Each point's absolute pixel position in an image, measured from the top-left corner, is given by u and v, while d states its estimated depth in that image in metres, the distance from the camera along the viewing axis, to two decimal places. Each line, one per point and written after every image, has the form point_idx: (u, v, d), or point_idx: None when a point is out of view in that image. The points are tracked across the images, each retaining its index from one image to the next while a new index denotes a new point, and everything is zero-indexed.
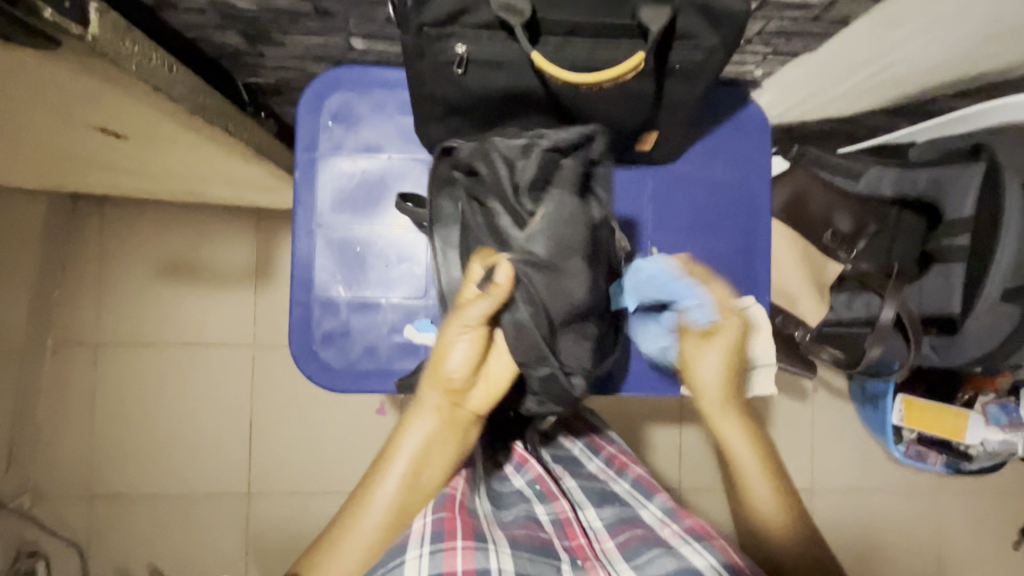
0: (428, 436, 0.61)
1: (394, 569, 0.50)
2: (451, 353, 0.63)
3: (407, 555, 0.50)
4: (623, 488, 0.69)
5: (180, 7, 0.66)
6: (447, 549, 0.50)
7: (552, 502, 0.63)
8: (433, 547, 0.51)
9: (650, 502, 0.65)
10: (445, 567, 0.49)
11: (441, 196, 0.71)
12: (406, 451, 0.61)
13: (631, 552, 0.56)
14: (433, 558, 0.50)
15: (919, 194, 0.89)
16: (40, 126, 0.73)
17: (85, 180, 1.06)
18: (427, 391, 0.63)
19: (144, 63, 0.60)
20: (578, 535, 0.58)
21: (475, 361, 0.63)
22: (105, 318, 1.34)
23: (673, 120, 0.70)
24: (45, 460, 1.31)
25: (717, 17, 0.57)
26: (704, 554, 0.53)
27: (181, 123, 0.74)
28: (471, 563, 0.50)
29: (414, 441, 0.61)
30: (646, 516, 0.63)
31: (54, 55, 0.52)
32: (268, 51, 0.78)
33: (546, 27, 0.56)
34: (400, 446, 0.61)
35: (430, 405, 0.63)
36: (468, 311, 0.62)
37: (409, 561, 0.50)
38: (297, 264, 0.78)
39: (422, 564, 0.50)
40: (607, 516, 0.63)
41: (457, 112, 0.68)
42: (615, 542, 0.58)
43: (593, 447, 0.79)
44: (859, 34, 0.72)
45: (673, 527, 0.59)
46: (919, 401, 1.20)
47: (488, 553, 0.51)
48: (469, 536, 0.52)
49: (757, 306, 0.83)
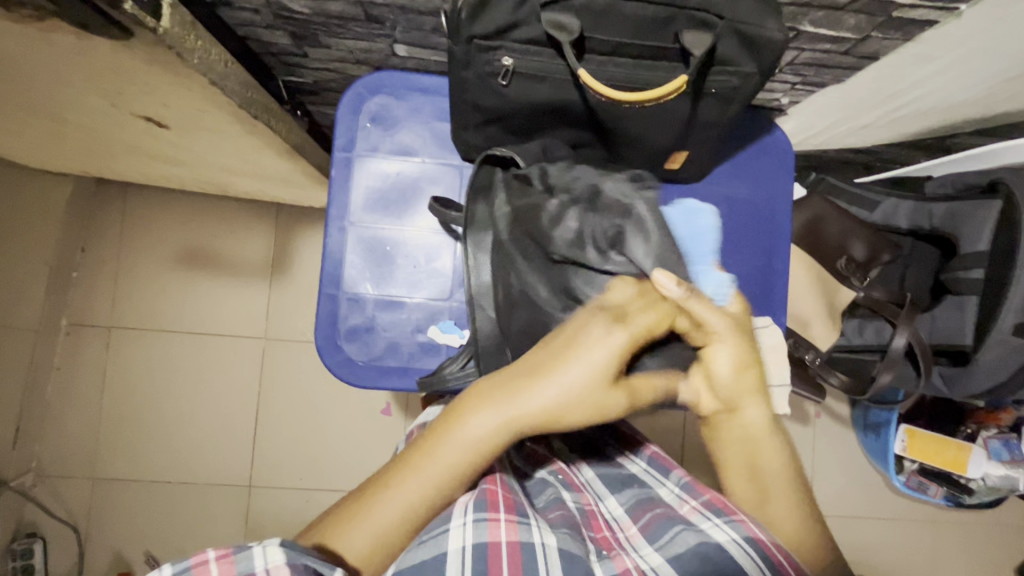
0: (502, 442, 0.54)
1: (439, 535, 0.52)
2: (576, 373, 0.54)
3: (452, 522, 0.53)
4: (641, 469, 0.71)
5: (236, 5, 0.69)
6: (490, 519, 0.53)
7: (578, 493, 0.66)
8: (477, 516, 0.53)
9: (667, 480, 0.66)
10: (491, 536, 0.52)
11: (477, 202, 0.71)
12: (470, 442, 0.54)
13: (654, 534, 0.57)
14: (478, 526, 0.52)
15: (935, 227, 0.93)
16: (87, 110, 0.75)
17: (116, 165, 1.09)
18: (507, 386, 0.56)
19: (205, 57, 0.62)
20: (603, 528, 0.60)
21: (601, 405, 0.55)
22: (120, 302, 1.36)
23: (703, 141, 0.72)
24: (51, 438, 1.32)
25: (755, 44, 0.59)
26: (725, 528, 0.53)
27: (226, 115, 0.76)
28: (516, 533, 0.52)
29: (482, 438, 0.54)
30: (663, 495, 0.64)
31: (125, 44, 0.54)
32: (312, 52, 0.80)
33: (591, 46, 0.59)
34: (464, 435, 0.54)
35: (524, 417, 0.54)
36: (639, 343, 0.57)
37: (454, 529, 0.52)
38: (328, 259, 0.80)
39: (467, 532, 0.52)
40: (627, 500, 0.64)
41: (495, 120, 0.70)
42: (638, 527, 0.59)
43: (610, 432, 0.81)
44: (887, 68, 0.74)
45: (692, 503, 0.60)
46: (921, 431, 1.21)
47: (530, 527, 0.54)
48: (512, 510, 0.55)
49: (774, 327, 0.85)
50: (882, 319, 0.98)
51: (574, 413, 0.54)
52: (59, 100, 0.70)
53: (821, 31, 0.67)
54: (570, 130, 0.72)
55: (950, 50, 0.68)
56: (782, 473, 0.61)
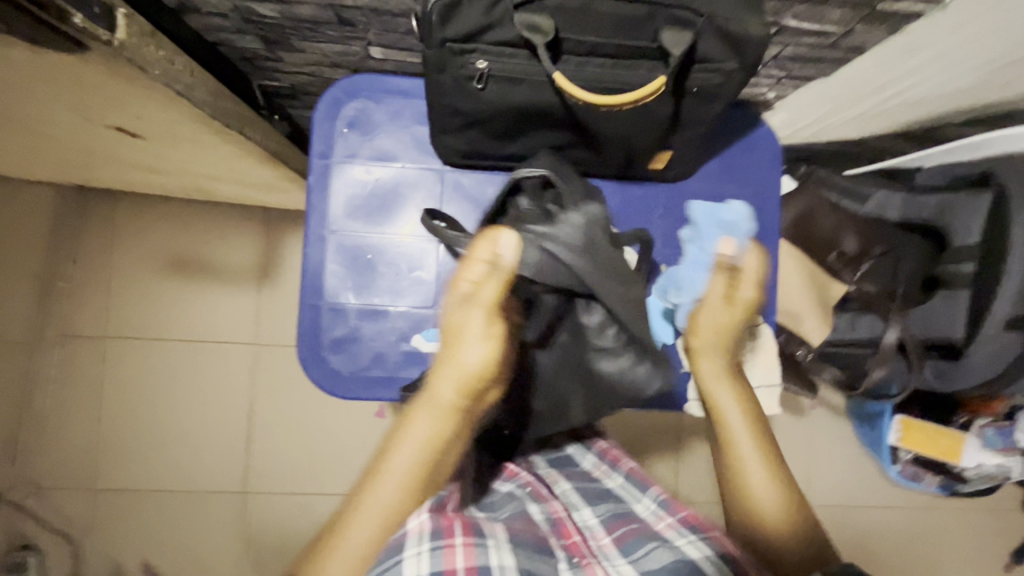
0: (440, 431, 0.59)
1: (392, 566, 0.50)
2: (474, 349, 0.61)
3: (405, 553, 0.50)
4: (618, 481, 0.71)
5: (202, 11, 0.66)
6: (446, 545, 0.51)
7: (546, 502, 0.65)
8: (433, 544, 0.51)
9: (644, 496, 0.67)
10: (446, 564, 0.50)
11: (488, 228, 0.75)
12: (412, 446, 0.57)
13: (628, 547, 0.57)
14: (433, 555, 0.50)
15: (926, 219, 0.91)
16: (56, 122, 0.73)
17: (93, 173, 1.06)
18: (440, 382, 0.60)
19: (168, 67, 0.60)
20: (573, 534, 0.60)
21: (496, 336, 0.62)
22: (106, 311, 1.34)
23: (687, 140, 0.71)
24: (42, 451, 1.31)
25: (737, 41, 0.57)
26: (699, 545, 0.55)
27: (198, 124, 0.74)
28: (472, 559, 0.51)
29: (422, 434, 0.58)
30: (640, 510, 0.65)
31: (81, 58, 0.52)
32: (285, 55, 0.78)
33: (568, 46, 0.57)
34: (404, 439, 0.58)
35: (443, 402, 0.59)
36: (482, 294, 0.63)
37: (408, 559, 0.50)
38: (308, 269, 0.78)
39: (422, 562, 0.50)
40: (602, 512, 0.64)
41: (474, 124, 0.68)
42: (611, 539, 0.59)
43: (586, 443, 0.81)
44: (875, 61, 0.73)
45: (667, 520, 0.61)
46: (916, 421, 1.20)
47: (486, 549, 0.52)
48: (468, 533, 0.53)
49: (765, 327, 0.83)
50: (874, 312, 0.96)
51: (476, 363, 0.61)
52: (24, 112, 0.68)
53: (806, 24, 0.65)
54: (552, 133, 0.70)
55: (938, 41, 0.67)
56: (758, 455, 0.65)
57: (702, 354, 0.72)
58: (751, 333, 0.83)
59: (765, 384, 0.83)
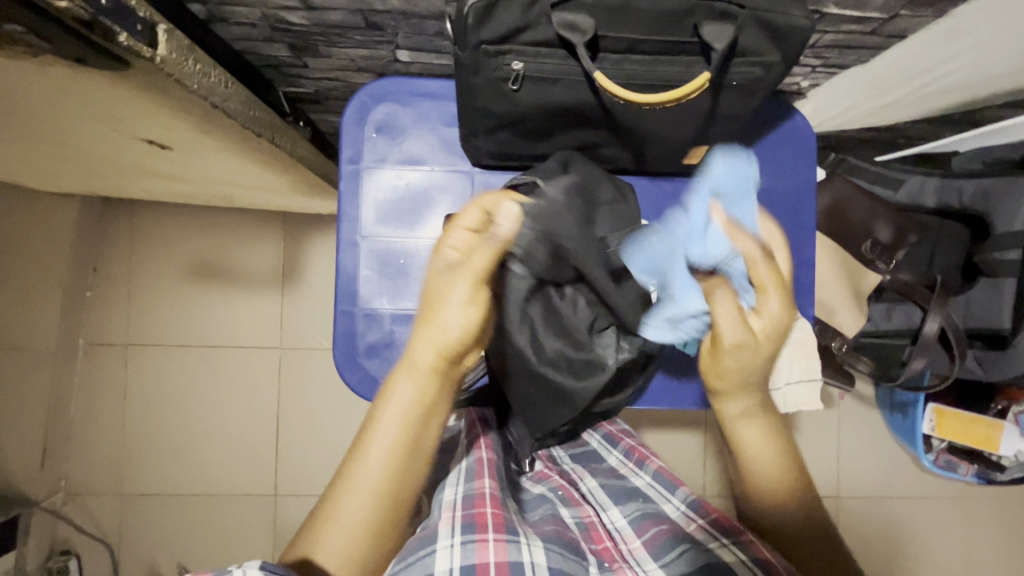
0: (418, 398, 0.56)
1: (425, 557, 0.50)
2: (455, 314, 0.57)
3: (438, 543, 0.51)
4: (646, 481, 0.68)
5: (231, 20, 0.66)
6: (478, 540, 0.52)
7: (577, 507, 0.65)
8: (464, 538, 0.52)
9: (672, 496, 0.64)
10: (478, 557, 0.50)
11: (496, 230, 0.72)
12: (392, 416, 0.55)
13: (659, 548, 0.55)
14: (465, 548, 0.51)
15: (965, 206, 0.89)
16: (87, 136, 0.73)
17: (119, 184, 1.07)
18: (419, 347, 0.57)
19: (205, 80, 0.61)
20: (604, 539, 0.60)
21: (481, 302, 0.59)
22: (132, 319, 1.35)
23: (723, 133, 0.70)
24: (75, 458, 1.33)
25: (779, 32, 0.56)
26: (732, 549, 0.52)
27: (228, 135, 0.74)
28: (505, 553, 0.51)
29: (400, 401, 0.56)
30: (669, 512, 0.62)
31: (123, 76, 0.52)
32: (312, 62, 0.78)
33: (606, 43, 0.56)
34: (381, 411, 0.56)
35: (423, 366, 0.57)
36: (474, 259, 0.59)
37: (440, 550, 0.51)
38: (342, 276, 0.79)
39: (454, 554, 0.50)
40: (631, 511, 0.62)
41: (506, 125, 0.67)
42: (642, 541, 0.57)
43: (612, 439, 0.80)
44: (915, 46, 0.71)
45: (697, 522, 0.58)
46: (950, 411, 1.18)
47: (520, 545, 0.52)
48: (500, 529, 0.53)
49: (803, 321, 0.82)
50: (911, 302, 0.95)
51: (459, 330, 0.57)
52: (58, 129, 0.68)
53: (847, 11, 0.64)
54: (587, 131, 0.69)
55: (983, 24, 0.65)
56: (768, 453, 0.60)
57: (726, 399, 0.63)
58: (789, 326, 0.82)
59: (805, 378, 0.82)
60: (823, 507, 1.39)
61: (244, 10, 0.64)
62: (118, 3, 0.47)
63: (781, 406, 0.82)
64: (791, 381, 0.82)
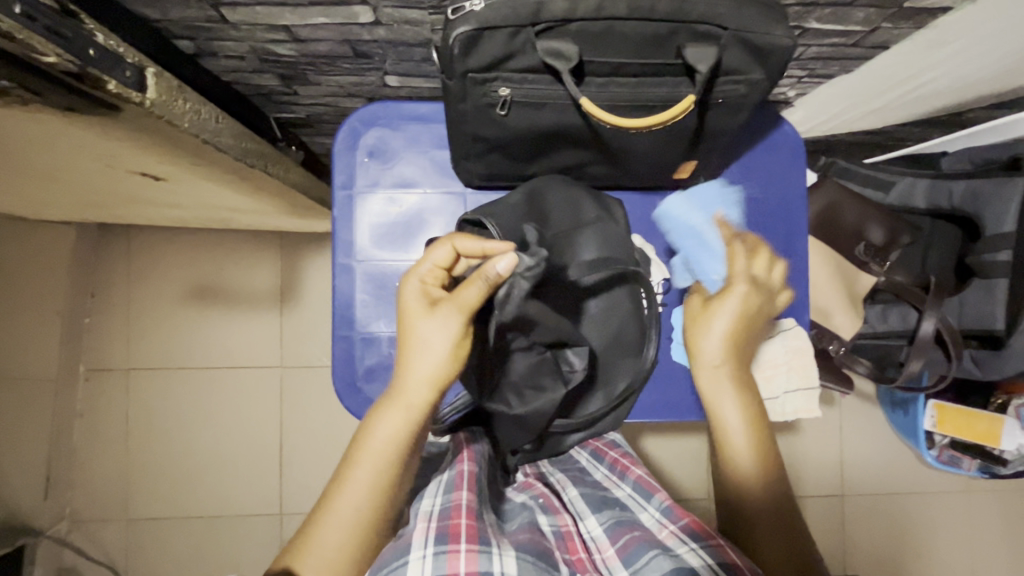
0: (405, 436, 0.55)
1: (398, 569, 0.49)
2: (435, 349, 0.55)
3: (410, 555, 0.50)
4: (625, 492, 0.67)
5: (220, 54, 0.67)
6: (450, 551, 0.50)
7: (556, 515, 0.63)
8: (437, 549, 0.50)
9: (649, 504, 0.63)
10: (449, 568, 0.49)
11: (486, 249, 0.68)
12: (378, 450, 0.54)
13: (630, 556, 0.54)
14: (437, 559, 0.50)
15: (955, 207, 0.89)
16: (80, 172, 0.74)
17: (114, 212, 1.07)
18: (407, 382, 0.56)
19: (195, 118, 0.62)
20: (579, 550, 0.57)
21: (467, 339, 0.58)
22: (133, 343, 1.35)
23: (712, 148, 0.70)
24: (78, 485, 1.33)
25: (762, 51, 0.56)
26: (701, 554, 0.52)
27: (221, 168, 0.75)
28: (474, 564, 0.49)
29: (388, 434, 0.54)
30: (645, 519, 0.61)
31: (115, 121, 0.53)
32: (302, 89, 0.79)
33: (591, 69, 0.57)
34: (365, 444, 0.54)
35: (413, 402, 0.55)
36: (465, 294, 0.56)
37: (412, 562, 0.49)
38: (339, 301, 0.79)
39: (426, 565, 0.49)
40: (606, 520, 0.61)
41: (497, 149, 0.68)
42: (615, 549, 0.56)
43: (599, 454, 0.76)
44: (898, 56, 0.72)
45: (670, 527, 0.57)
46: (950, 406, 1.16)
47: (491, 556, 0.50)
48: (473, 539, 0.52)
49: (798, 329, 0.84)
50: (906, 304, 0.95)
51: (449, 365, 0.56)
52: (51, 167, 0.69)
53: (830, 26, 0.64)
54: (579, 152, 0.70)
55: (965, 33, 0.66)
56: (746, 427, 0.62)
57: (703, 357, 0.66)
58: (784, 336, 0.83)
59: (803, 386, 0.82)
60: (828, 507, 1.39)
61: (232, 44, 0.65)
62: (108, 54, 0.49)
63: (779, 414, 0.83)
64: (789, 390, 0.82)
